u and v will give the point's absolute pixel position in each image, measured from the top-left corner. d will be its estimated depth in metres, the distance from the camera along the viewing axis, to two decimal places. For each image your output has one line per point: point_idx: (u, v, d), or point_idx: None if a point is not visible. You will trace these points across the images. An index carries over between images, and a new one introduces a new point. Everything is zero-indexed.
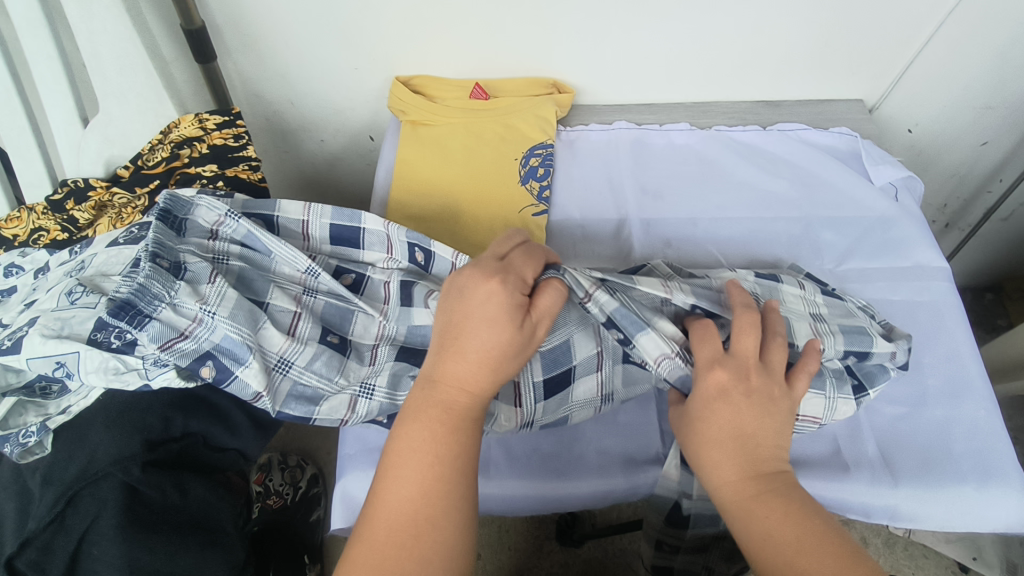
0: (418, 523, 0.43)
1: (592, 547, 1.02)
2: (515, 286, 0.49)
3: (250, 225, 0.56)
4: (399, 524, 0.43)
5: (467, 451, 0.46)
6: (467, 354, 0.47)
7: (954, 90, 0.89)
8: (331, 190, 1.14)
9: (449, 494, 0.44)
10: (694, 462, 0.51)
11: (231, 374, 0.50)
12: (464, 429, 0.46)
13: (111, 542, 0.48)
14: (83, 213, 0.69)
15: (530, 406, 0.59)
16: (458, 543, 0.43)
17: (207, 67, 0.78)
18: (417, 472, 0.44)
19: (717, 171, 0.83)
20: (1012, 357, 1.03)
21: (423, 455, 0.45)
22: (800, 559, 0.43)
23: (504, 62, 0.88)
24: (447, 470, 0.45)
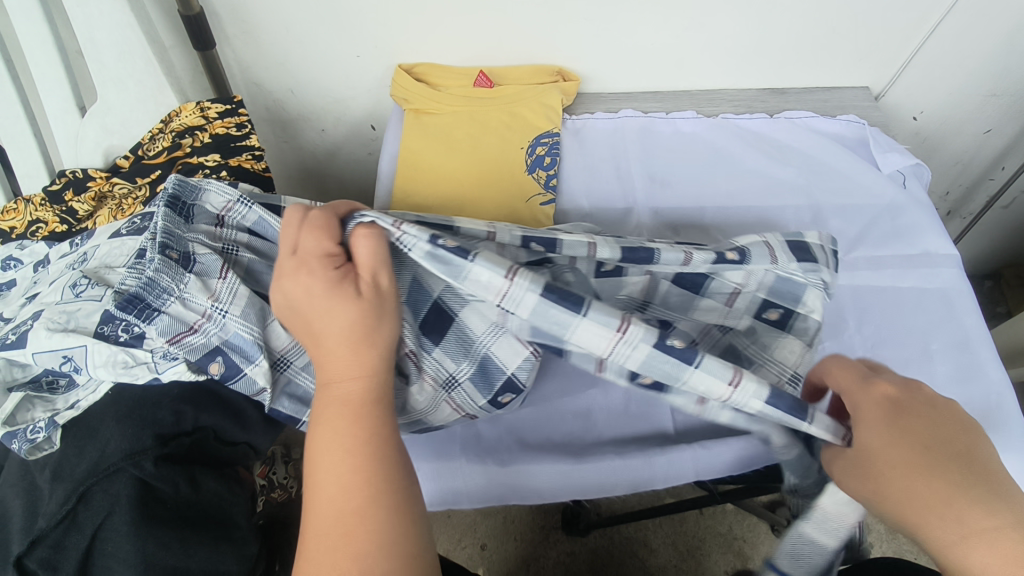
0: (347, 523, 0.41)
1: (598, 536, 1.02)
2: (325, 265, 0.45)
3: (261, 212, 0.53)
4: (333, 532, 0.42)
5: (380, 434, 0.44)
6: (331, 349, 0.44)
7: (960, 78, 0.89)
8: (330, 182, 1.12)
9: (373, 484, 0.42)
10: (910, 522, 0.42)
11: (239, 372, 0.50)
12: (370, 412, 0.44)
13: (124, 540, 0.47)
14: (82, 204, 0.68)
15: (433, 365, 0.55)
16: (397, 529, 0.42)
17: (206, 54, 0.76)
18: (336, 474, 0.42)
19: (724, 159, 0.83)
20: (1013, 343, 1.04)
21: (332, 457, 0.43)
22: None
23: (508, 49, 0.86)
24: (362, 461, 0.43)
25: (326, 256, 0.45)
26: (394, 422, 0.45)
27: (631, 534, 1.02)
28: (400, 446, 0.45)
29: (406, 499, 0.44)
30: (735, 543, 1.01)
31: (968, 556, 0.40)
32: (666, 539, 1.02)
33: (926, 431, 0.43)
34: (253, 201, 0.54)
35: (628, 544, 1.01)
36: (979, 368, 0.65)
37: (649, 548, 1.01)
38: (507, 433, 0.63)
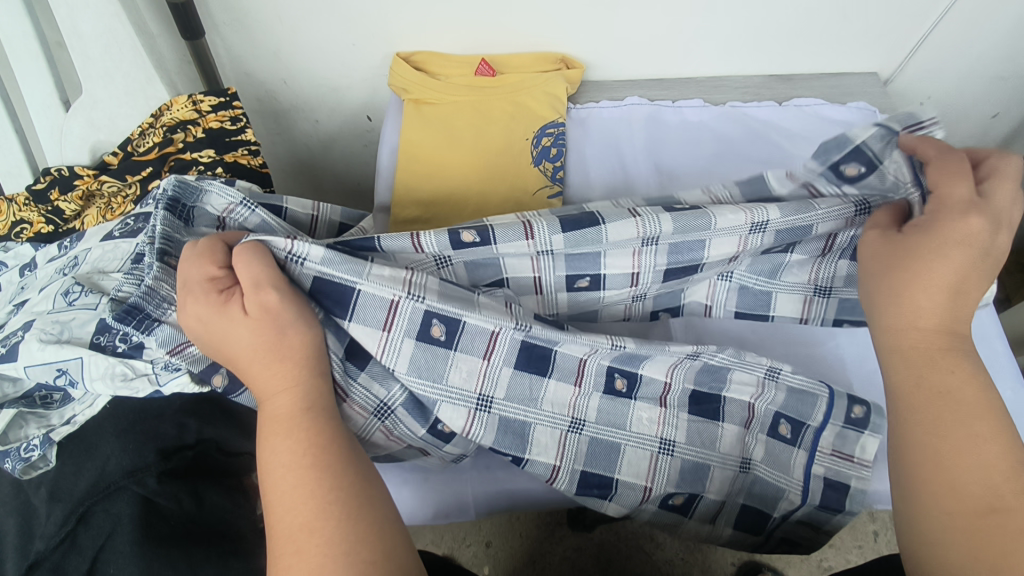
0: (298, 538, 0.40)
1: (604, 530, 1.01)
2: (212, 288, 0.45)
3: (265, 215, 0.52)
4: (281, 546, 0.41)
5: (313, 443, 0.43)
6: (250, 369, 0.45)
7: (971, 61, 0.87)
8: (325, 176, 1.09)
9: (314, 494, 0.41)
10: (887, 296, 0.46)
11: (242, 386, 0.48)
12: (299, 424, 0.44)
13: (126, 562, 0.43)
14: (69, 203, 0.64)
15: (359, 394, 0.52)
16: (346, 534, 0.41)
17: (195, 44, 0.73)
18: (279, 492, 0.42)
19: (733, 147, 0.81)
20: (1017, 332, 1.03)
21: (271, 471, 0.43)
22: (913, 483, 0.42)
23: (510, 36, 0.83)
24: (300, 471, 0.42)
25: (215, 279, 0.46)
26: (330, 431, 0.45)
27: (637, 529, 1.01)
28: (341, 454, 0.44)
29: (354, 505, 0.42)
30: None
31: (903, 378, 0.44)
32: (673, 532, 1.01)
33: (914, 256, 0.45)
34: (255, 205, 0.53)
35: (634, 538, 1.00)
36: (998, 361, 0.64)
37: (656, 542, 1.00)
38: None
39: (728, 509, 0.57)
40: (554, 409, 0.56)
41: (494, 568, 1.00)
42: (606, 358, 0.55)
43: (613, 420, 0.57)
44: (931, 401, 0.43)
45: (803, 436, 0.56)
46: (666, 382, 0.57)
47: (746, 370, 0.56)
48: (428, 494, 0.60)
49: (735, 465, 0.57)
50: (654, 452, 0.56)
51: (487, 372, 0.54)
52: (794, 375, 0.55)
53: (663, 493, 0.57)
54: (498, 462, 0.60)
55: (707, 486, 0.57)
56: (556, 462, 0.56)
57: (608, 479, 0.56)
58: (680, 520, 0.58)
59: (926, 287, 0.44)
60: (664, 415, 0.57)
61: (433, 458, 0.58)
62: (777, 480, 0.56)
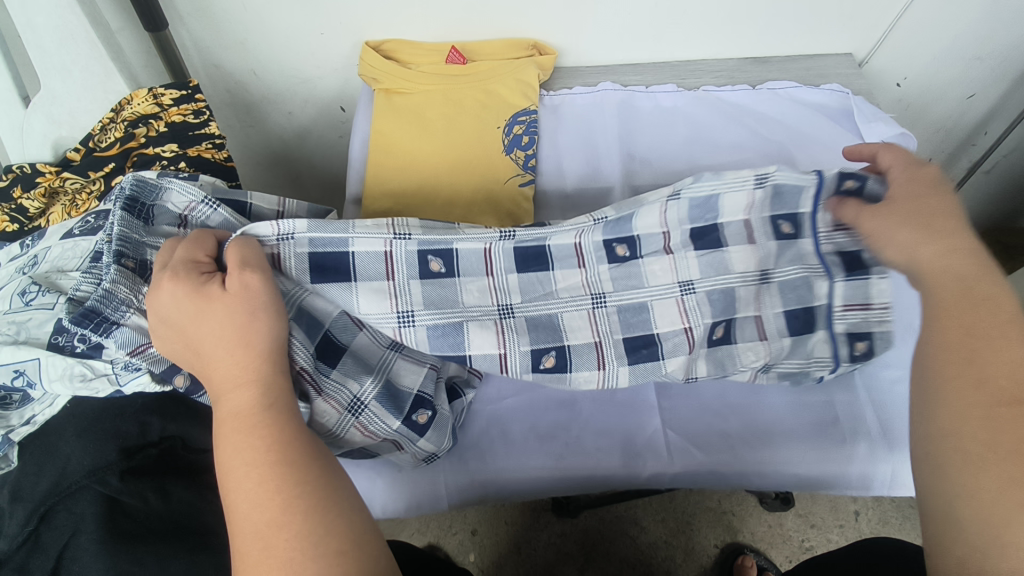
0: (265, 534, 0.40)
1: (589, 515, 1.02)
2: (189, 275, 0.45)
3: (228, 213, 0.53)
4: (247, 542, 0.40)
5: (275, 440, 0.42)
6: (216, 359, 0.44)
7: (945, 40, 0.87)
8: (302, 167, 1.08)
9: (276, 493, 0.41)
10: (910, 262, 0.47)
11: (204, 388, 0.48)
12: (262, 419, 0.43)
13: (91, 560, 0.43)
14: (32, 201, 0.63)
15: (335, 390, 0.52)
16: (308, 535, 0.40)
17: (158, 36, 0.72)
18: (242, 489, 0.41)
19: (704, 132, 0.80)
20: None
21: (235, 466, 0.42)
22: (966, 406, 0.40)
23: (479, 24, 0.83)
24: (265, 465, 0.41)
25: (190, 268, 0.46)
26: (293, 427, 0.44)
27: (621, 513, 1.02)
28: (306, 450, 0.43)
29: (322, 500, 0.42)
30: (725, 517, 1.02)
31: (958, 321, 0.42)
32: (656, 516, 1.02)
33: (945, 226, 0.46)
34: (217, 202, 0.53)
35: (619, 522, 1.01)
36: None
37: (640, 525, 1.01)
38: (494, 426, 0.62)
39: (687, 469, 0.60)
40: (571, 293, 0.58)
41: (480, 556, 1.00)
42: (598, 232, 0.57)
43: (632, 283, 0.59)
44: (973, 305, 0.43)
45: (804, 223, 0.55)
46: (665, 230, 0.57)
47: (733, 189, 0.55)
48: (401, 486, 0.61)
49: (755, 279, 0.58)
50: (678, 296, 0.58)
51: (496, 280, 0.57)
52: (784, 176, 0.53)
53: (705, 330, 0.58)
54: (469, 453, 0.61)
55: (738, 309, 0.58)
56: (596, 338, 0.59)
57: (648, 335, 0.59)
58: (736, 353, 0.59)
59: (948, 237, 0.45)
60: (673, 260, 0.58)
61: (406, 455, 0.58)
62: (795, 272, 0.57)
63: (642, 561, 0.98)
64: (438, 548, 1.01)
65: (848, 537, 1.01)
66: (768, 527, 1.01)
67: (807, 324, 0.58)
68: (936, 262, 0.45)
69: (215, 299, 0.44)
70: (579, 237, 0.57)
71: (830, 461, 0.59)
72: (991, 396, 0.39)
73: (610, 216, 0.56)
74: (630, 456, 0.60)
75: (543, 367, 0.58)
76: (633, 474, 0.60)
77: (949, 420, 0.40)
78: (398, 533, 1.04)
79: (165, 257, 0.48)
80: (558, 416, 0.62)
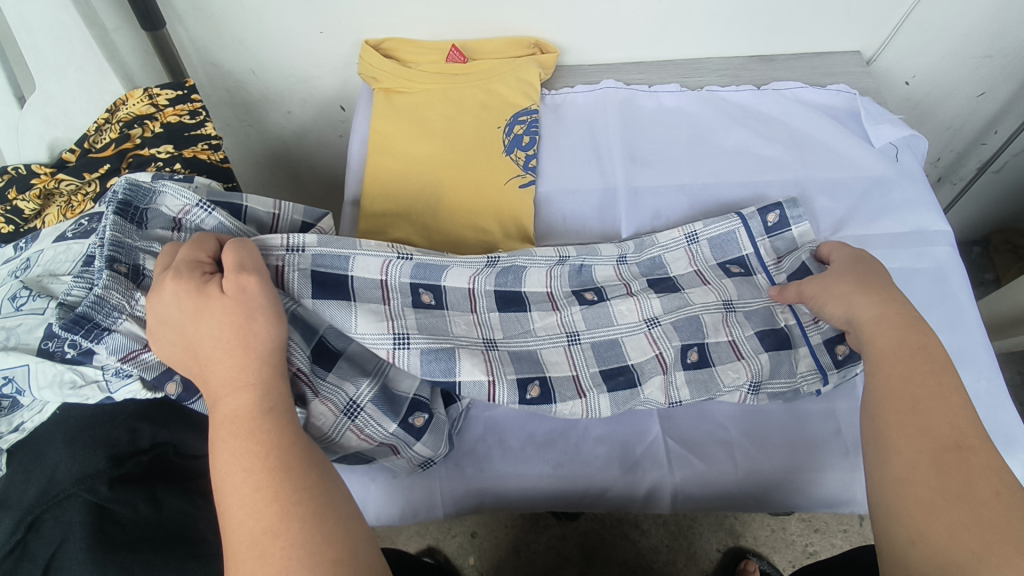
0: (261, 543, 0.39)
1: (589, 519, 1.01)
2: (188, 275, 0.45)
3: (223, 217, 0.52)
4: (242, 552, 0.38)
5: (271, 446, 0.42)
6: (212, 361, 0.43)
7: (955, 38, 0.85)
8: (301, 166, 1.07)
9: (272, 500, 0.40)
10: (840, 313, 0.55)
11: (196, 394, 0.48)
12: (259, 423, 0.42)
13: (79, 569, 0.42)
14: (28, 202, 0.62)
15: (333, 392, 0.52)
16: (303, 545, 0.39)
17: (156, 35, 0.71)
18: (238, 496, 0.40)
19: (708, 132, 0.79)
20: (1002, 315, 1.02)
21: (232, 472, 0.41)
22: (899, 455, 0.44)
23: (480, 23, 0.81)
24: (262, 472, 0.40)
25: (194, 266, 0.46)
26: (291, 433, 0.43)
27: (622, 517, 1.01)
28: (304, 457, 0.42)
29: (319, 509, 0.41)
30: (727, 521, 1.01)
31: (887, 378, 0.48)
32: (658, 520, 1.01)
33: (877, 289, 0.54)
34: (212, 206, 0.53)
35: (619, 526, 1.00)
36: (973, 353, 0.63)
37: (641, 529, 1.00)
38: (491, 433, 0.61)
39: (687, 484, 0.59)
40: (548, 332, 0.61)
41: (479, 559, 1.00)
42: (566, 284, 0.63)
43: (603, 321, 0.61)
44: (908, 355, 0.49)
45: (750, 264, 0.66)
46: (622, 283, 0.64)
47: (670, 250, 0.66)
48: (397, 492, 0.60)
49: (719, 308, 0.62)
50: (646, 331, 0.61)
51: (480, 316, 0.60)
52: (706, 228, 0.66)
53: (677, 352, 0.60)
54: (466, 459, 0.60)
55: (707, 334, 0.61)
56: (573, 372, 0.59)
57: (623, 367, 0.59)
58: (716, 374, 0.59)
59: (879, 295, 0.54)
60: (638, 300, 0.62)
61: (402, 460, 0.57)
62: (756, 303, 0.63)
63: (642, 566, 0.97)
64: (438, 551, 1.01)
65: (851, 542, 0.99)
66: (771, 532, 1.00)
67: (783, 342, 0.61)
68: (864, 313, 0.53)
69: (213, 300, 0.44)
70: (550, 283, 0.63)
71: (833, 471, 0.58)
72: (934, 439, 0.44)
73: (573, 253, 0.63)
74: (629, 466, 0.59)
75: (528, 397, 0.56)
76: (632, 482, 0.59)
77: (898, 467, 0.44)
78: (398, 535, 1.03)
79: (167, 259, 0.48)
80: (554, 424, 0.61)
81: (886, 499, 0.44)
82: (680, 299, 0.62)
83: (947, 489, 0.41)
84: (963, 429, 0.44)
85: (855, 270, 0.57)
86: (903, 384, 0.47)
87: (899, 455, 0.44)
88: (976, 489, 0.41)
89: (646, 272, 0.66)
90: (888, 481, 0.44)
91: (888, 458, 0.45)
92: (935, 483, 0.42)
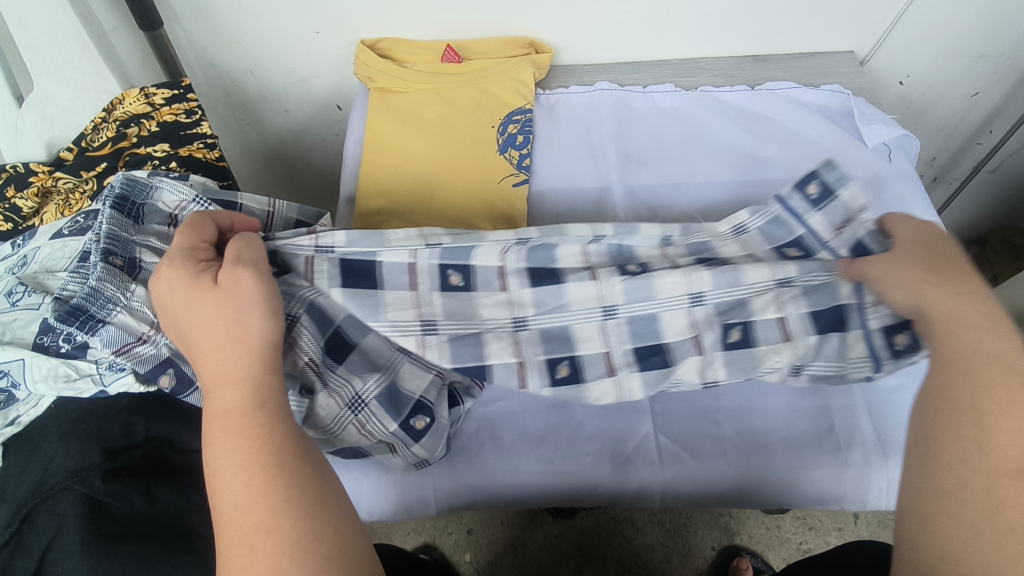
0: (252, 539, 0.39)
1: (585, 517, 1.02)
2: (187, 268, 0.45)
3: (220, 211, 0.53)
4: (234, 547, 0.39)
5: (263, 438, 0.42)
6: (209, 354, 0.44)
7: (948, 38, 0.85)
8: (299, 165, 1.08)
9: (262, 491, 0.40)
10: (908, 299, 0.46)
11: (190, 387, 0.48)
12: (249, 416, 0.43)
13: (75, 560, 0.44)
14: (26, 201, 0.63)
15: (341, 384, 0.54)
16: (292, 536, 0.39)
17: (153, 35, 0.72)
18: (230, 492, 0.40)
19: (701, 131, 0.80)
20: None
21: (224, 467, 0.41)
22: (948, 469, 0.38)
23: (475, 23, 0.82)
24: (254, 469, 0.41)
25: (193, 256, 0.46)
26: (283, 430, 0.43)
27: (617, 514, 1.02)
28: (297, 454, 0.43)
29: (311, 507, 0.41)
30: (722, 519, 1.01)
31: (950, 381, 0.41)
32: (653, 517, 1.01)
33: (954, 275, 0.45)
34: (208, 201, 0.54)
35: (615, 523, 1.01)
36: None
37: (636, 526, 1.00)
38: (484, 430, 0.61)
39: (677, 480, 0.59)
40: (584, 306, 0.56)
41: (475, 555, 1.00)
42: (605, 256, 0.57)
43: (640, 296, 0.55)
44: (984, 362, 0.41)
45: (810, 243, 0.54)
46: (667, 257, 0.56)
47: (715, 233, 0.56)
48: (391, 487, 0.61)
49: (772, 287, 0.53)
50: (687, 308, 0.55)
51: (511, 296, 0.56)
52: (757, 215, 0.55)
53: (719, 333, 0.55)
54: (460, 456, 0.61)
55: (754, 313, 0.55)
56: (604, 349, 0.56)
57: (657, 346, 0.56)
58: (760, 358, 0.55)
59: (955, 283, 0.44)
60: (686, 273, 0.54)
61: (398, 459, 0.58)
62: (820, 279, 0.53)
63: (637, 563, 0.97)
64: (434, 548, 1.01)
65: (846, 540, 0.99)
66: (765, 530, 1.00)
67: (840, 323, 0.53)
68: (937, 303, 0.44)
69: (209, 294, 0.44)
70: (587, 253, 0.57)
71: (824, 468, 0.59)
72: (998, 462, 0.37)
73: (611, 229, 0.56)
74: (622, 463, 0.60)
75: (557, 376, 0.57)
76: (624, 479, 0.60)
77: (946, 480, 0.38)
78: (395, 532, 1.04)
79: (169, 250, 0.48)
80: (548, 420, 0.62)
81: (930, 495, 0.39)
82: (733, 275, 0.53)
83: (999, 519, 0.35)
84: None
85: (928, 249, 0.47)
86: (970, 391, 0.40)
87: (954, 470, 0.38)
88: None
89: (688, 248, 0.56)
90: (929, 497, 0.38)
91: (939, 470, 0.39)
92: (989, 510, 0.36)
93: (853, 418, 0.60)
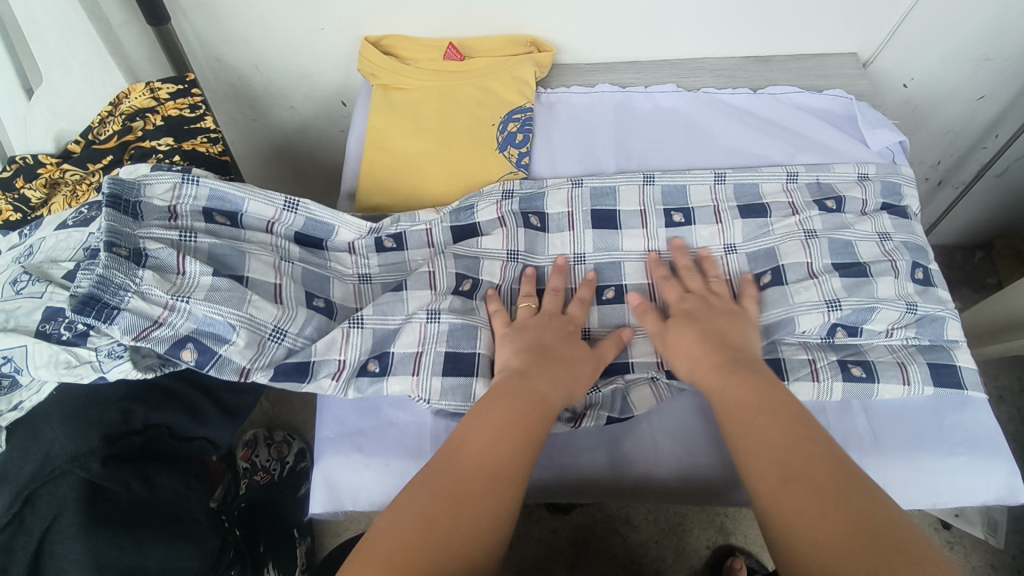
0: (489, 486, 0.44)
1: (581, 513, 1.02)
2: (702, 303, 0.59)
3: (214, 183, 0.59)
4: (476, 481, 0.44)
5: (526, 455, 0.47)
6: (700, 353, 0.55)
7: (954, 41, 0.84)
8: (304, 160, 1.09)
9: (501, 481, 0.45)
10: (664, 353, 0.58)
11: (213, 357, 0.51)
12: (528, 431, 0.48)
13: (73, 540, 0.47)
14: (34, 191, 0.65)
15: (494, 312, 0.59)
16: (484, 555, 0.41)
17: (161, 31, 0.73)
18: (495, 442, 0.47)
19: (703, 135, 0.80)
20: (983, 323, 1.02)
21: (510, 428, 0.48)
22: (782, 488, 0.44)
23: (478, 21, 0.83)
24: (528, 446, 0.48)
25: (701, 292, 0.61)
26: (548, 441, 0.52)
27: (613, 512, 1.02)
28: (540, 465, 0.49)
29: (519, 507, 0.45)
30: (717, 519, 1.02)
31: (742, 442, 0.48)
32: (649, 515, 1.02)
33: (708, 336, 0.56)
34: (198, 180, 0.59)
35: (610, 520, 1.01)
36: None
37: (632, 524, 1.01)
38: None
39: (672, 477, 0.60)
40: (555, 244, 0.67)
41: None
42: (585, 206, 0.68)
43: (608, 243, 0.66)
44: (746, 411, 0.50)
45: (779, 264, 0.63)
46: (642, 207, 0.69)
47: (697, 182, 0.70)
48: None
49: (720, 251, 0.66)
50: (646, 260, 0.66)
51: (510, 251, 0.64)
52: (807, 172, 0.71)
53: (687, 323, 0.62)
54: None
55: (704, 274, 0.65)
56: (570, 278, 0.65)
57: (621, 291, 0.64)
58: (789, 291, 0.62)
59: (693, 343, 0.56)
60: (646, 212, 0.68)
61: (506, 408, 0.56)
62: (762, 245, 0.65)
63: (632, 561, 0.98)
64: None
65: None
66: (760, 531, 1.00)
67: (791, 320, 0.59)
68: (703, 373, 0.54)
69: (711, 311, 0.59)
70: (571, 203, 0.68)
71: None
72: (776, 459, 0.45)
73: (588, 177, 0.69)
74: (617, 460, 0.60)
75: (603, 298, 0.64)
76: (618, 475, 0.60)
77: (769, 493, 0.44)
78: None
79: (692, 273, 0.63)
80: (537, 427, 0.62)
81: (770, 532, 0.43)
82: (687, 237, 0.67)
83: (816, 489, 0.43)
84: (802, 449, 0.46)
85: (701, 315, 0.58)
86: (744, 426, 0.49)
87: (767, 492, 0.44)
88: (827, 493, 0.42)
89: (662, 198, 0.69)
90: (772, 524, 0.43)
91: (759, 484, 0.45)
92: (800, 502, 0.42)
93: (850, 417, 0.60)
